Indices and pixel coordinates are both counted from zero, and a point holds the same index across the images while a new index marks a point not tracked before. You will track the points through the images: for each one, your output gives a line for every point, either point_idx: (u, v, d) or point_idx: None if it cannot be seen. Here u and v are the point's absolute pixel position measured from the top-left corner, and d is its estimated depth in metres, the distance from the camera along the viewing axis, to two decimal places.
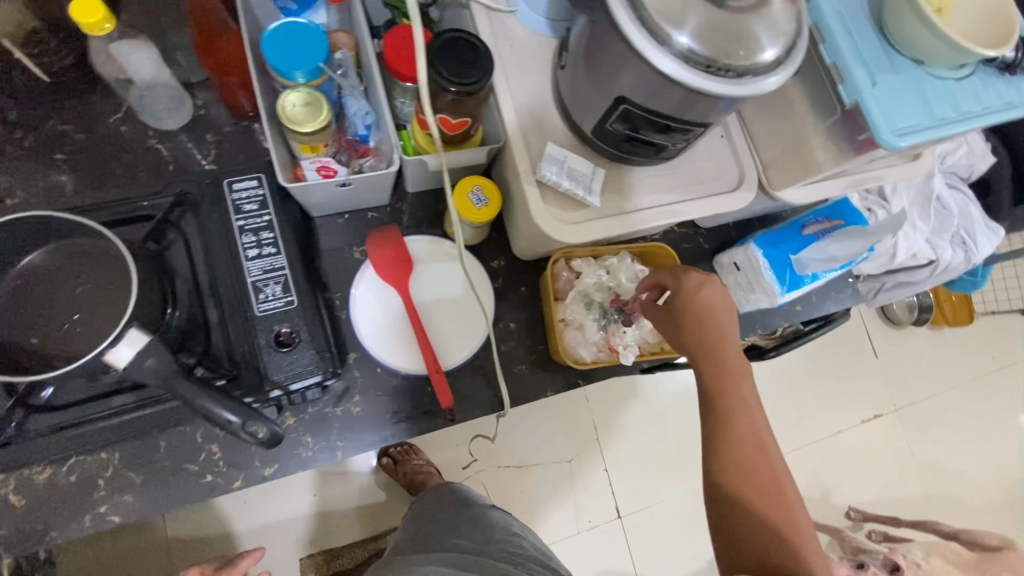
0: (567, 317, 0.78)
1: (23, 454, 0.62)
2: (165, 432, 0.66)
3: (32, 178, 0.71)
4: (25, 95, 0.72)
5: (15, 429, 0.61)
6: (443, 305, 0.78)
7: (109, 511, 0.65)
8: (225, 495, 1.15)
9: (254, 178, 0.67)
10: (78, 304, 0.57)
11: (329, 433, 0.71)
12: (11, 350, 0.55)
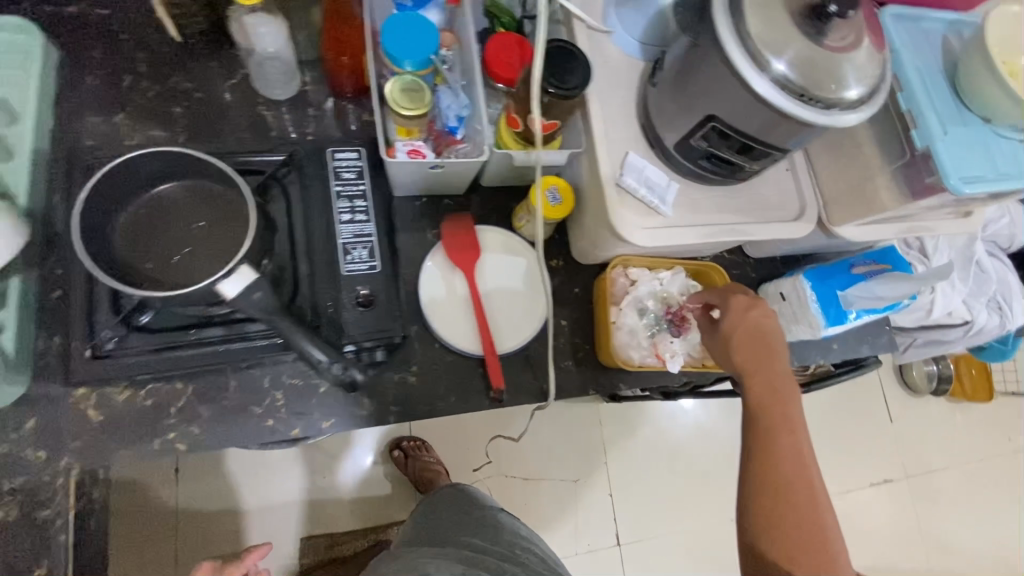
0: (618, 320, 0.81)
1: (114, 369, 0.66)
2: (239, 372, 0.70)
3: (150, 127, 0.77)
4: (156, 53, 0.80)
5: (116, 343, 0.66)
6: (503, 293, 0.81)
7: (176, 439, 0.68)
8: (242, 467, 1.21)
9: (355, 151, 0.74)
10: (191, 239, 0.63)
11: (384, 398, 0.75)
12: (126, 269, 0.61)
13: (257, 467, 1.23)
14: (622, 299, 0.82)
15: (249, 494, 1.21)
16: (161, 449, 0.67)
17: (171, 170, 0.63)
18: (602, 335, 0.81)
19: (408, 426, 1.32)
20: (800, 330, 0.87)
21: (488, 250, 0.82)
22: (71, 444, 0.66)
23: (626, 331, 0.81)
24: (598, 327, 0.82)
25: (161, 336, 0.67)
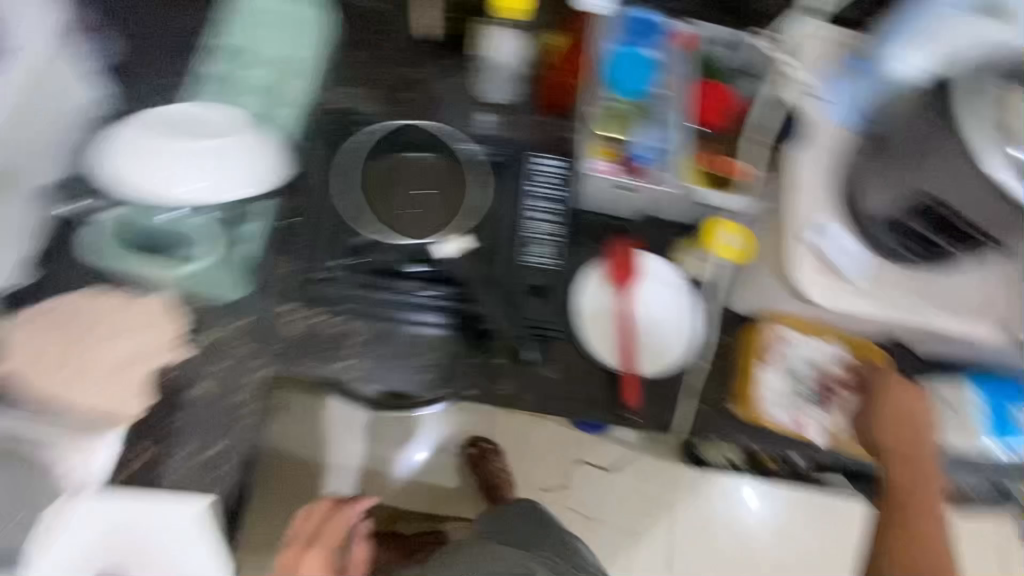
0: (761, 379, 0.80)
1: (330, 294, 0.80)
2: (416, 324, 0.80)
3: (377, 99, 0.87)
4: (398, 38, 0.90)
5: (340, 273, 0.80)
6: (653, 321, 0.82)
7: (349, 364, 0.79)
8: (337, 424, 1.25)
9: (562, 160, 0.82)
10: (413, 201, 0.82)
11: (518, 384, 0.79)
12: (358, 211, 0.80)
13: (347, 422, 1.25)
14: (770, 359, 0.81)
15: (336, 447, 1.25)
16: (339, 371, 0.80)
17: (425, 145, 0.86)
18: (741, 391, 0.81)
19: (485, 426, 1.28)
20: (955, 439, 0.81)
21: (647, 275, 0.83)
22: (256, 349, 0.75)
23: (768, 392, 0.80)
24: (739, 381, 0.82)
25: (376, 278, 0.80)
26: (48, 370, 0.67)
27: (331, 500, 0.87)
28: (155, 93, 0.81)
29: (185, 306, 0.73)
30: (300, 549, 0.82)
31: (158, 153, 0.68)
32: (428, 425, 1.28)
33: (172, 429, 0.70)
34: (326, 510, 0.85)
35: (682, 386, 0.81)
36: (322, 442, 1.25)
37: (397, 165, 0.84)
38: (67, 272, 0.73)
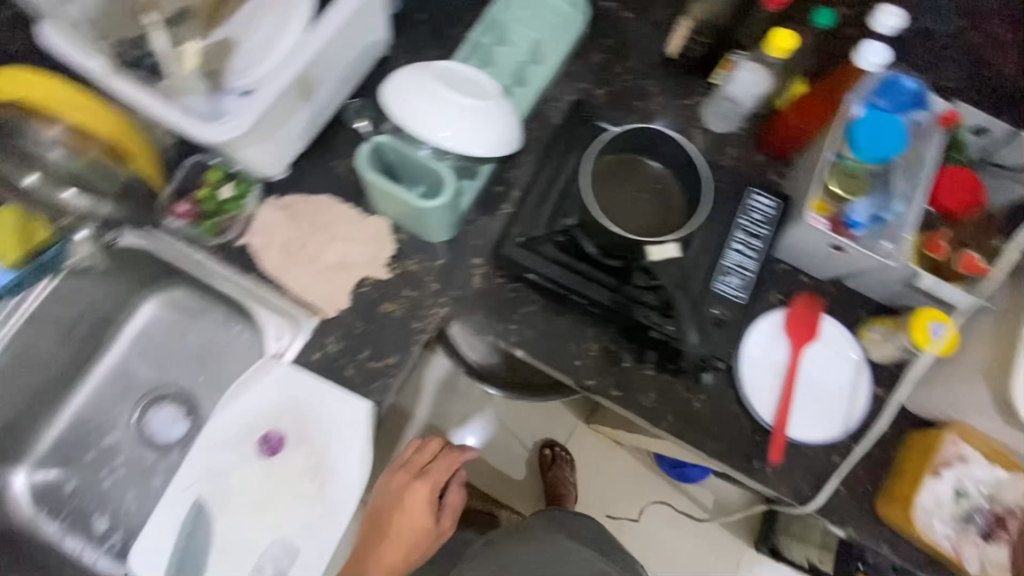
0: (925, 495, 0.73)
1: (504, 262, 0.79)
2: (577, 313, 0.80)
3: (606, 100, 0.91)
4: (640, 50, 0.93)
5: (518, 243, 0.76)
6: (822, 384, 0.79)
7: (509, 331, 0.80)
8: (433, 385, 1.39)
9: (772, 200, 0.79)
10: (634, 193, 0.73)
11: (666, 404, 0.79)
12: (570, 190, 0.76)
13: (447, 387, 1.39)
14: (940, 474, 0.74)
15: (433, 406, 1.38)
16: (498, 333, 0.80)
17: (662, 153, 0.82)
18: (896, 498, 0.75)
19: (567, 433, 1.42)
20: None
21: (827, 340, 0.81)
22: (441, 291, 0.82)
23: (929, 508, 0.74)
24: (897, 486, 0.76)
25: (567, 257, 0.75)
26: (287, 253, 0.79)
27: (442, 440, 0.94)
28: (419, 46, 0.91)
29: (398, 234, 0.83)
30: (412, 478, 0.90)
31: (431, 99, 0.73)
32: (491, 414, 1.40)
33: (357, 334, 0.79)
34: (439, 448, 0.93)
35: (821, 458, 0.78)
36: (417, 394, 1.38)
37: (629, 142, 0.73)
38: (313, 174, 0.83)
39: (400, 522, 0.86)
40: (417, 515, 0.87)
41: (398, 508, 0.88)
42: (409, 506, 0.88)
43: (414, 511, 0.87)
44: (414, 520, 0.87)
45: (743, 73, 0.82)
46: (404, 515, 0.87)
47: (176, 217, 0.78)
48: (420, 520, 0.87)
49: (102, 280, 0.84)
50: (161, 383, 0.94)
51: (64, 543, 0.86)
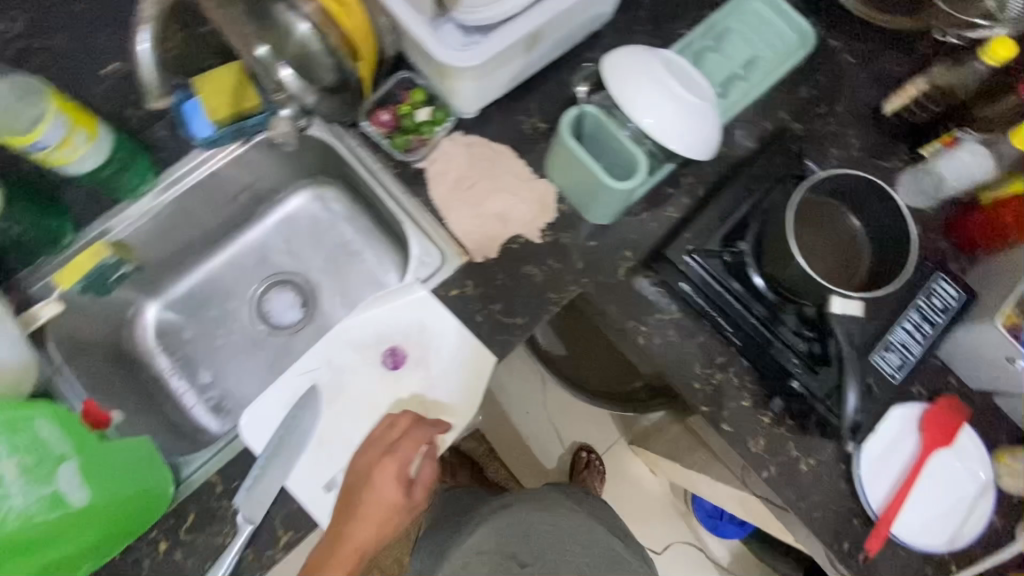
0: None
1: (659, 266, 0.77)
2: (712, 336, 0.79)
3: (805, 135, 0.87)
4: (856, 94, 0.88)
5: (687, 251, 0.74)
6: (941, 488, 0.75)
7: (640, 331, 0.79)
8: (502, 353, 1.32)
9: (956, 290, 0.74)
10: (823, 243, 0.70)
11: (774, 455, 0.76)
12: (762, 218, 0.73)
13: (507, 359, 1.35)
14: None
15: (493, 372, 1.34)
16: (628, 329, 0.80)
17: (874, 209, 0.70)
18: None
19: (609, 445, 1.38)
20: None
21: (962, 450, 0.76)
22: (586, 270, 0.81)
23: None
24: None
25: (731, 279, 0.73)
26: (454, 191, 0.82)
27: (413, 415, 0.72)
28: (634, 26, 0.89)
29: (561, 204, 0.83)
30: (378, 459, 0.69)
31: (655, 83, 0.71)
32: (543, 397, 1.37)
33: (496, 286, 0.80)
34: (409, 422, 0.71)
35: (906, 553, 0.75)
36: None
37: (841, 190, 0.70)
38: (499, 122, 0.84)
39: (368, 502, 0.67)
40: (386, 492, 0.68)
41: (365, 489, 0.68)
42: (377, 488, 0.68)
43: (382, 493, 0.68)
44: (386, 496, 0.68)
45: (969, 153, 0.77)
46: (372, 496, 0.68)
47: (375, 124, 0.81)
48: (392, 494, 0.68)
49: (275, 155, 0.88)
50: (291, 268, 0.98)
51: (171, 382, 0.90)
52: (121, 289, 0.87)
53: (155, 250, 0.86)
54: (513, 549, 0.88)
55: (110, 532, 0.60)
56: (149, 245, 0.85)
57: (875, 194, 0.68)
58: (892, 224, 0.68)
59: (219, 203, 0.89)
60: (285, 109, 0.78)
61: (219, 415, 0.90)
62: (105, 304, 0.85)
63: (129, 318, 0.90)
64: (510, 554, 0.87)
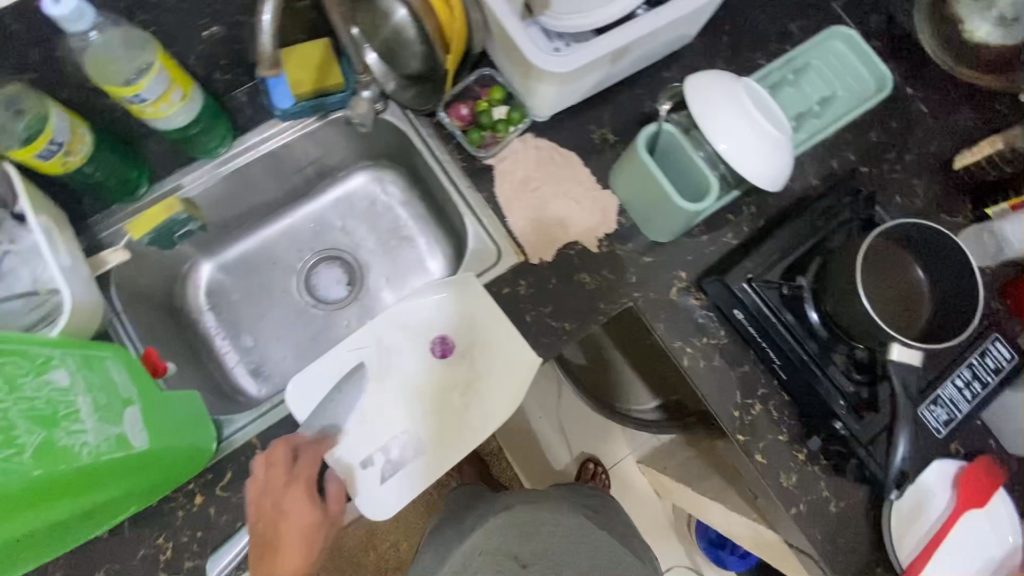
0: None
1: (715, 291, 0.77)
2: (756, 366, 0.79)
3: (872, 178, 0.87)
4: (927, 144, 0.88)
5: (746, 279, 0.74)
6: (971, 553, 0.74)
7: (686, 353, 0.80)
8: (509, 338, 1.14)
9: (1009, 354, 0.74)
10: (889, 289, 0.70)
11: (805, 492, 0.77)
12: (826, 255, 0.74)
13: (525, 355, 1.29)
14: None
15: None
16: (674, 349, 0.80)
17: (949, 263, 0.69)
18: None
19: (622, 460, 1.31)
20: None
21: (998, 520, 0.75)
22: (639, 285, 0.82)
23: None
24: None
25: (786, 312, 0.73)
26: (518, 190, 0.83)
27: (292, 439, 0.70)
28: (713, 50, 0.90)
29: (622, 217, 0.83)
30: (279, 488, 0.67)
31: (739, 111, 0.71)
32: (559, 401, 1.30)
33: (548, 289, 0.81)
34: (288, 448, 0.69)
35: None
36: None
37: (915, 239, 0.70)
38: (570, 128, 0.85)
39: (285, 531, 0.65)
40: (300, 514, 0.66)
41: (276, 520, 0.66)
42: (288, 515, 0.66)
43: (299, 516, 0.66)
44: (301, 519, 0.66)
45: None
46: (289, 522, 0.66)
47: (452, 116, 0.82)
48: (307, 514, 0.66)
49: (347, 133, 0.89)
50: (343, 245, 0.99)
51: (216, 341, 0.92)
52: (182, 245, 0.89)
53: (220, 210, 0.89)
54: (514, 548, 0.87)
55: (148, 479, 0.60)
56: (215, 205, 0.87)
57: (947, 249, 0.68)
58: (966, 280, 0.67)
59: (285, 172, 0.91)
60: (367, 90, 0.79)
61: (259, 379, 0.91)
62: (165, 257, 0.87)
63: (184, 274, 0.92)
64: (511, 555, 0.86)
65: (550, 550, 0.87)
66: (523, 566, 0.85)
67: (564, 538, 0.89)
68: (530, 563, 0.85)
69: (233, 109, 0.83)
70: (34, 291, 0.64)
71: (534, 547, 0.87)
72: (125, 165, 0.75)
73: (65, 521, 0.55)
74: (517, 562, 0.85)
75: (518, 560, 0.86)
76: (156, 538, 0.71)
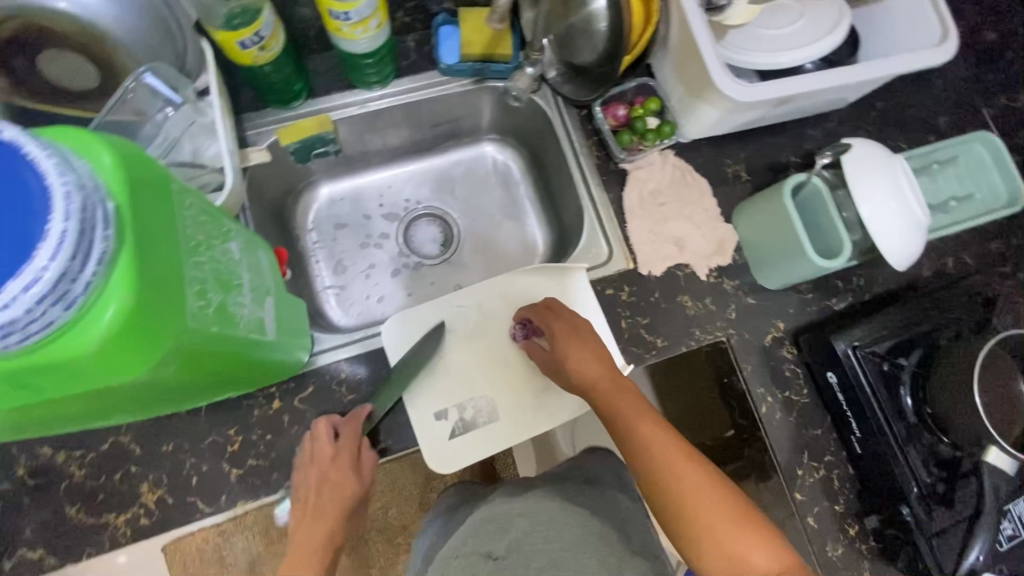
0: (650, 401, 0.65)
1: (814, 348, 0.79)
2: (828, 432, 0.80)
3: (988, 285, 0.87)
4: None
5: (852, 345, 0.75)
6: (580, 342, 0.70)
7: (765, 402, 0.80)
8: None
9: None
10: (1007, 392, 0.67)
11: (848, 567, 0.77)
12: (933, 343, 0.75)
13: None
14: (756, 511, 0.57)
15: None
16: (755, 395, 0.81)
17: None
18: (648, 455, 0.60)
19: None
20: None
21: (592, 336, 0.71)
22: (737, 322, 0.83)
23: (733, 500, 0.57)
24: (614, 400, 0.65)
25: (882, 389, 0.74)
26: (645, 200, 0.85)
27: (333, 417, 0.71)
28: (860, 121, 0.91)
29: (736, 254, 0.85)
30: (324, 458, 0.67)
31: (895, 187, 0.72)
32: None
33: (650, 302, 0.82)
34: (326, 425, 0.69)
35: (592, 385, 0.68)
36: None
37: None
38: (708, 156, 0.87)
39: (324, 494, 0.66)
40: (339, 480, 0.67)
41: (319, 487, 0.66)
42: (328, 484, 0.66)
43: (340, 483, 0.67)
44: (341, 486, 0.67)
45: None
46: (330, 487, 0.66)
47: (609, 116, 0.85)
48: (346, 481, 0.67)
49: (492, 101, 0.92)
50: (449, 207, 1.01)
51: (312, 262, 0.94)
52: (312, 162, 0.91)
53: (354, 141, 0.91)
54: (487, 545, 0.58)
55: (241, 377, 0.58)
56: (352, 135, 0.90)
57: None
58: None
59: (422, 123, 0.93)
60: (532, 67, 0.82)
61: (343, 309, 0.93)
62: (294, 170, 0.90)
63: (300, 190, 0.94)
64: (483, 551, 0.57)
65: (529, 543, 0.57)
66: (493, 562, 0.55)
67: (543, 527, 0.59)
68: (505, 557, 0.56)
69: (399, 50, 0.86)
70: (196, 162, 0.66)
71: (510, 540, 0.58)
72: (293, 74, 0.78)
73: (161, 399, 0.50)
74: (486, 558, 0.56)
75: (489, 556, 0.56)
76: (228, 429, 0.72)
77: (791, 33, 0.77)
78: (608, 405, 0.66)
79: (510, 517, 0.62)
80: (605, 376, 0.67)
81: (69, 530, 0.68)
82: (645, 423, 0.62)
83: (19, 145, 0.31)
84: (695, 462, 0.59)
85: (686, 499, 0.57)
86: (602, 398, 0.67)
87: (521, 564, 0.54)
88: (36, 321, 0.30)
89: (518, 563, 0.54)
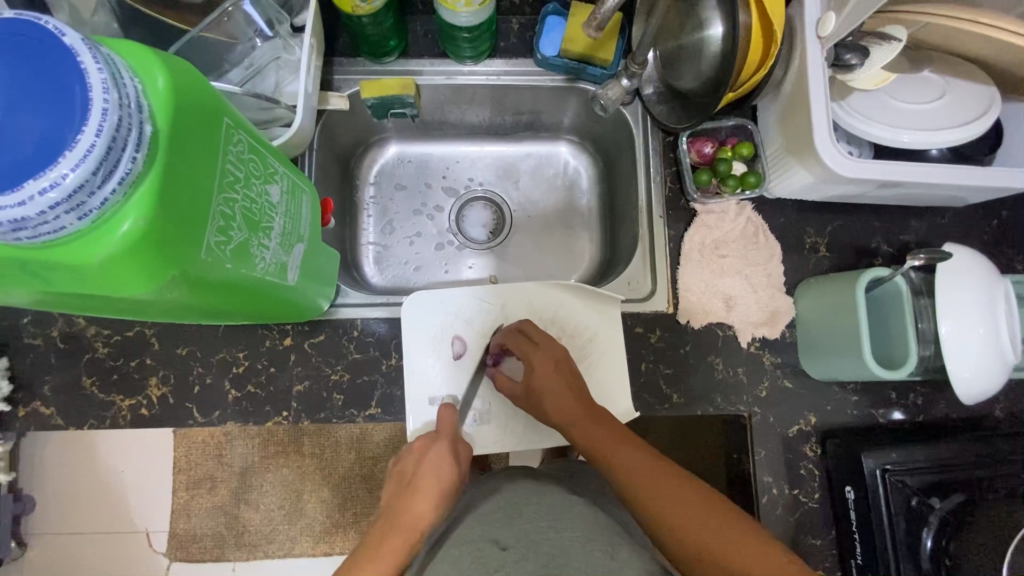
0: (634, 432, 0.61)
1: (840, 455, 0.71)
2: (828, 542, 0.73)
3: None
4: None
5: (884, 468, 0.68)
6: (552, 371, 0.68)
7: (771, 490, 0.73)
8: None
9: None
10: None
11: None
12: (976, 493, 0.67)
13: None
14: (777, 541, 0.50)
15: None
16: (761, 483, 0.74)
17: None
18: (629, 478, 0.56)
19: None
20: None
21: (570, 366, 0.69)
22: (769, 401, 0.76)
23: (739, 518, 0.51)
24: (591, 434, 0.62)
25: (902, 521, 0.67)
26: (706, 247, 0.79)
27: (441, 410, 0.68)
28: (976, 227, 0.81)
29: (787, 330, 0.78)
30: (425, 441, 0.63)
31: (987, 312, 0.63)
32: None
33: (679, 353, 0.77)
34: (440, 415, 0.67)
35: (568, 419, 0.64)
36: None
37: None
38: (789, 219, 0.80)
39: (423, 470, 0.59)
40: (443, 461, 0.60)
41: (418, 466, 0.60)
42: (429, 463, 0.60)
43: (439, 465, 0.60)
44: (442, 469, 0.60)
45: None
46: (429, 468, 0.59)
47: (693, 151, 0.80)
48: (447, 465, 0.60)
49: (579, 100, 0.89)
50: (508, 196, 0.98)
51: (363, 215, 0.95)
52: (389, 120, 0.92)
53: (434, 110, 0.91)
54: (494, 533, 0.56)
55: (257, 311, 0.59)
56: (434, 103, 0.89)
57: None
58: None
59: (504, 108, 0.91)
60: (628, 79, 0.77)
61: (378, 268, 0.94)
62: (370, 122, 0.91)
63: (371, 144, 0.95)
64: (490, 538, 0.55)
65: (539, 532, 0.55)
66: (500, 551, 0.53)
67: (551, 517, 0.57)
68: (514, 547, 0.53)
69: (501, 30, 0.84)
70: (270, 97, 0.66)
71: (518, 530, 0.55)
72: (390, 30, 0.78)
73: (176, 315, 0.52)
74: (494, 545, 0.54)
75: (497, 543, 0.54)
76: (238, 351, 0.75)
77: (928, 111, 0.67)
78: (584, 439, 0.62)
79: (516, 506, 0.60)
80: (581, 411, 0.64)
81: (80, 398, 0.73)
82: (625, 451, 0.58)
83: (77, 52, 0.32)
84: (685, 482, 0.55)
85: (681, 519, 0.52)
86: (577, 431, 0.63)
87: (530, 549, 0.52)
88: (47, 224, 0.31)
89: (527, 548, 0.52)
